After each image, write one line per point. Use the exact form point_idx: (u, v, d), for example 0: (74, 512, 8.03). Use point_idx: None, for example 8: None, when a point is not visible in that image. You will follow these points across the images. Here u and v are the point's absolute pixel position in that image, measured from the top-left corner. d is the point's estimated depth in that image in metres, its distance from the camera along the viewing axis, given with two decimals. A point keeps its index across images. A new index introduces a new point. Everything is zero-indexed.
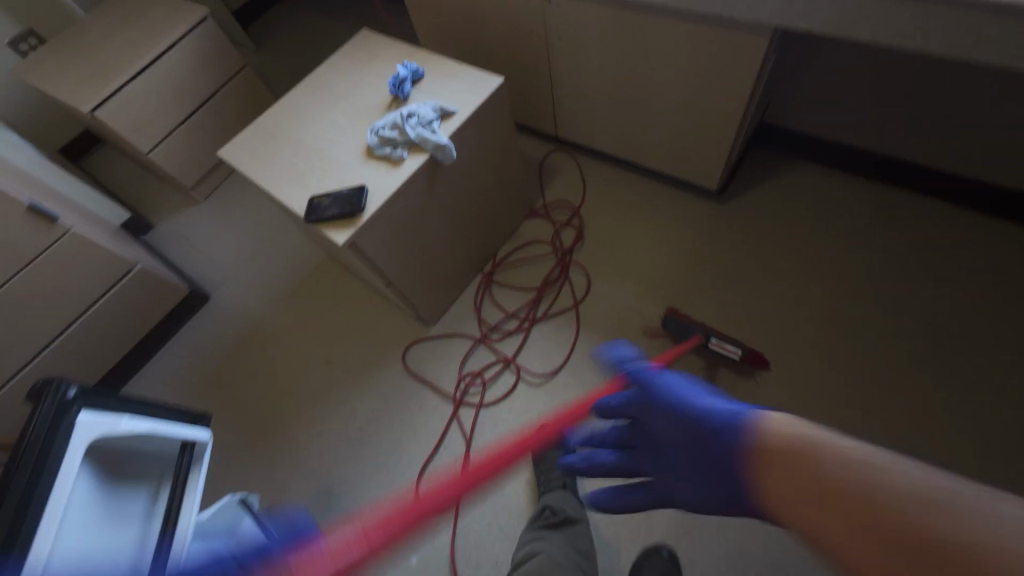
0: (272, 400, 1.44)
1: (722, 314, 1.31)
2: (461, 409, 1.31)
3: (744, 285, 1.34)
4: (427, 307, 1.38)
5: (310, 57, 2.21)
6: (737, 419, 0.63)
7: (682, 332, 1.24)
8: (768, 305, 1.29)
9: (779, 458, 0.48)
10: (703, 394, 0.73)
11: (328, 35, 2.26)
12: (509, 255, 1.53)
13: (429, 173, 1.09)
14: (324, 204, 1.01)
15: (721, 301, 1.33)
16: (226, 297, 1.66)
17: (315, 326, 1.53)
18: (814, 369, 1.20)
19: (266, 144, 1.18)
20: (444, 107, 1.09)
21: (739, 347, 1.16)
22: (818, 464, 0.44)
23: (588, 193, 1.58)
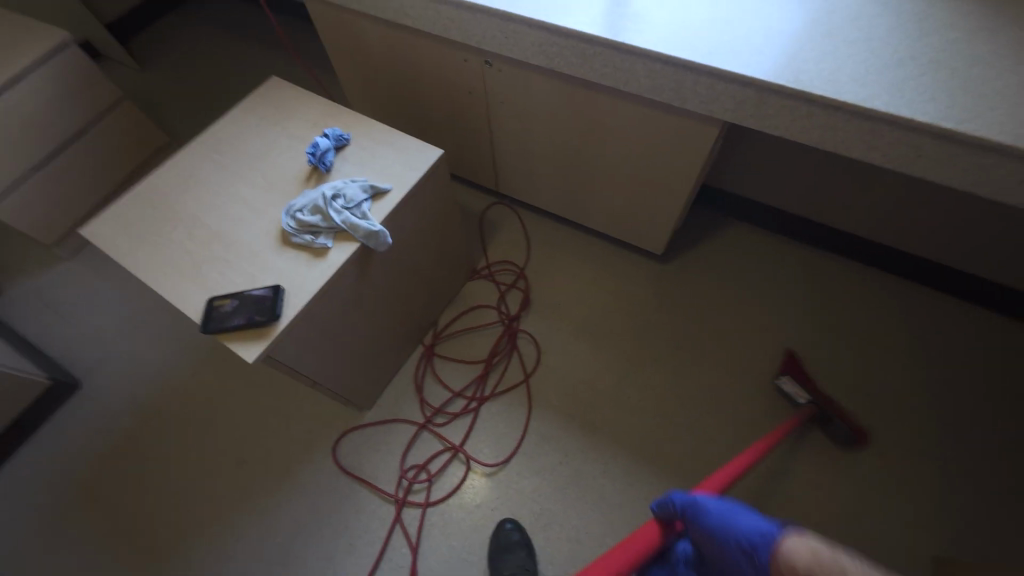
0: (165, 516, 1.18)
1: (674, 384, 1.29)
2: (405, 510, 1.16)
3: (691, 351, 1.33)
4: (360, 394, 1.21)
5: (210, 84, 1.93)
6: (767, 535, 0.69)
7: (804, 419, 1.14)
8: (717, 372, 1.29)
9: None
10: (741, 513, 0.74)
11: (232, 60, 2.00)
12: (452, 323, 1.41)
13: (360, 261, 0.94)
14: (226, 312, 0.82)
15: (671, 369, 1.31)
16: (100, 385, 1.35)
17: (222, 418, 1.29)
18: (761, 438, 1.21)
19: (147, 223, 0.95)
20: (376, 185, 0.95)
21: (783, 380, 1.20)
22: None
23: (531, 252, 1.51)
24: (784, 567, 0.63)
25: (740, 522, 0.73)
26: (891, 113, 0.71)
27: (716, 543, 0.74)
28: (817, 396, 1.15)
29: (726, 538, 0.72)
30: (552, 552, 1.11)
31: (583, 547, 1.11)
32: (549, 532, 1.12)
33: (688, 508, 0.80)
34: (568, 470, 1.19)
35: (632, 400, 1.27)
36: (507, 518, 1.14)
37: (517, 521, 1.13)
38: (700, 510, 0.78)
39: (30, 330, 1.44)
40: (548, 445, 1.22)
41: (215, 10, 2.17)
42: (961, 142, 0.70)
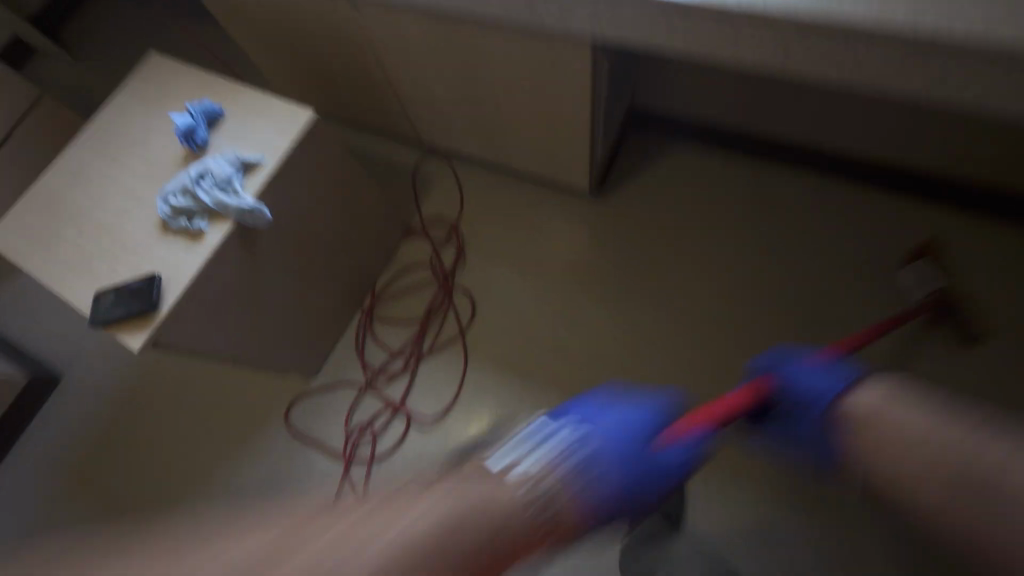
0: (149, 485, 1.31)
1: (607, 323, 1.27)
2: (353, 464, 1.24)
3: (625, 289, 1.30)
4: (299, 362, 1.26)
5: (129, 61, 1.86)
6: (843, 373, 0.75)
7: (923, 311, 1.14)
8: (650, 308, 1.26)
9: (869, 430, 0.68)
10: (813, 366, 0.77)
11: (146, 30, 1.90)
12: (388, 284, 1.41)
13: (245, 239, 0.94)
14: (108, 305, 0.84)
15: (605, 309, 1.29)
16: (76, 375, 1.46)
17: (184, 395, 1.38)
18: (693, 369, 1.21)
19: (39, 224, 0.97)
20: (245, 159, 0.93)
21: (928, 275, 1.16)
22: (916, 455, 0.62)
23: (464, 203, 1.46)
24: (848, 411, 0.71)
25: (811, 375, 0.75)
26: (743, 7, 0.63)
27: (784, 396, 0.76)
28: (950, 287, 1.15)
29: (793, 388, 0.75)
30: None
31: None
32: None
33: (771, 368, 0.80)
34: (503, 416, 1.22)
35: (566, 343, 1.27)
36: (446, 465, 1.20)
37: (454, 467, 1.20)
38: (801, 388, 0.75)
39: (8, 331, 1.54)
40: (484, 394, 1.26)
41: None
42: (822, 36, 0.62)
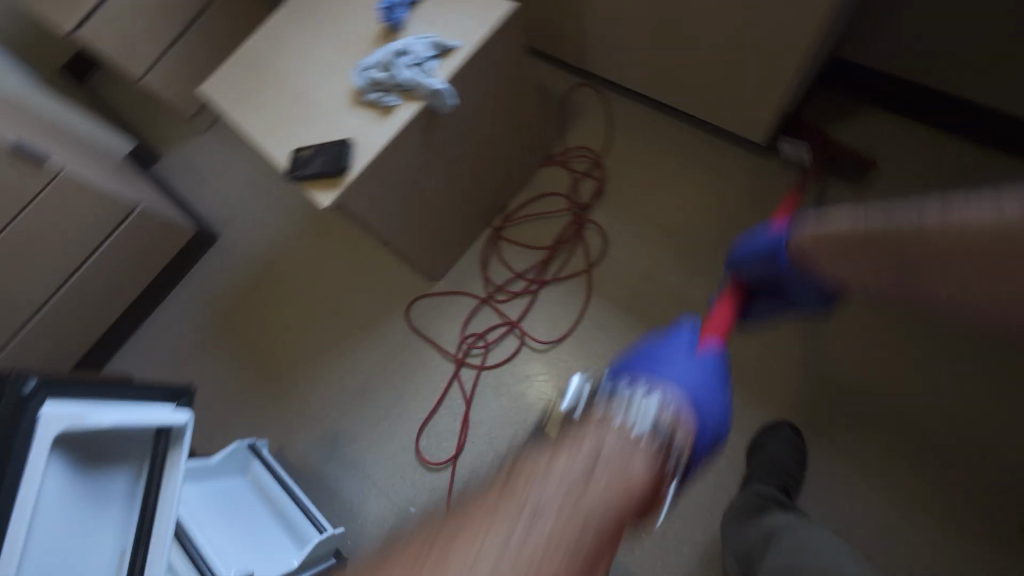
0: (279, 346, 1.46)
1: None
2: (462, 369, 1.30)
3: None
4: (429, 265, 1.31)
5: None
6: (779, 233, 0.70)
7: (852, 160, 1.19)
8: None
9: (820, 245, 0.61)
10: (759, 235, 0.75)
11: None
12: (521, 206, 1.41)
13: (425, 123, 0.95)
14: (305, 160, 0.90)
15: None
16: (233, 240, 1.63)
17: (319, 276, 1.50)
18: (835, 354, 1.14)
19: (246, 82, 1.05)
20: (444, 42, 0.93)
21: (796, 144, 1.21)
22: (889, 227, 0.52)
23: (613, 138, 1.40)
24: (792, 238, 0.67)
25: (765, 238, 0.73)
26: None
27: (757, 266, 0.73)
28: (818, 146, 1.20)
29: (751, 252, 0.74)
30: None
31: None
32: None
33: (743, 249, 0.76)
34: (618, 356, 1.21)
35: (697, 301, 1.21)
36: (551, 390, 1.22)
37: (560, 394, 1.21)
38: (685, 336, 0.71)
39: (184, 191, 1.75)
40: (601, 331, 1.24)
41: None
42: None
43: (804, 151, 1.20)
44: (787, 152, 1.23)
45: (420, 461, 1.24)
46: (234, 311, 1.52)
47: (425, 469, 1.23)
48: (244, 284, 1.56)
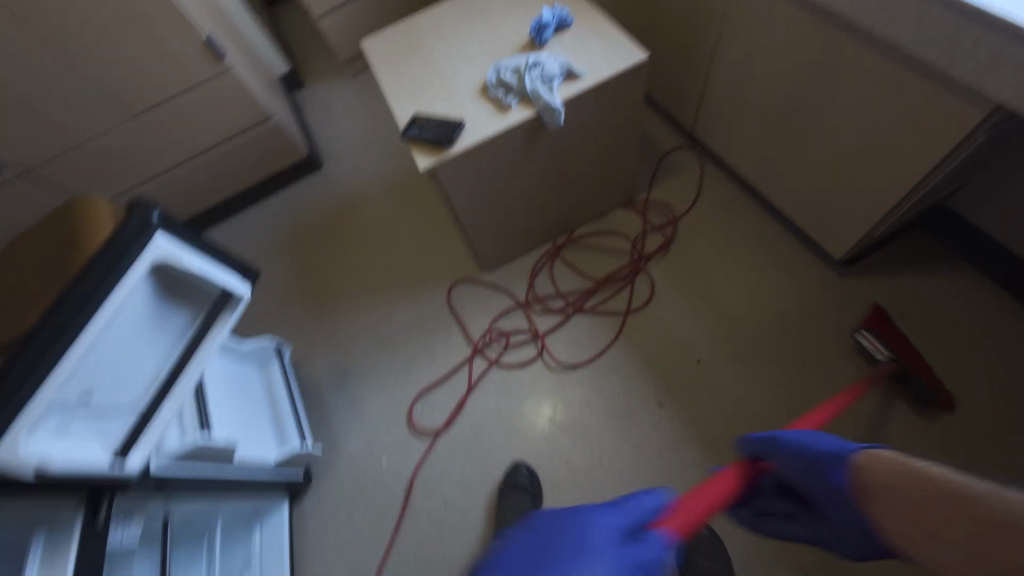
0: (334, 275, 1.60)
1: (776, 394, 1.16)
2: (477, 357, 1.36)
3: (815, 370, 1.16)
4: (485, 255, 1.40)
5: None
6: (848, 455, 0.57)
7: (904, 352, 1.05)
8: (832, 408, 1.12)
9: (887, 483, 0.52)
10: (814, 435, 0.62)
11: None
12: (587, 236, 1.47)
13: (530, 131, 1.05)
14: (423, 126, 1.02)
15: (778, 375, 1.18)
16: (334, 175, 1.82)
17: (393, 230, 1.65)
18: None
19: (401, 48, 1.20)
20: (573, 68, 1.03)
21: (876, 338, 1.09)
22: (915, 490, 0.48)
23: (695, 205, 1.44)
24: (871, 476, 0.54)
25: (820, 441, 0.60)
26: None
27: (799, 464, 0.61)
28: (903, 357, 1.05)
29: (802, 451, 0.61)
30: (572, 455, 1.19)
31: (601, 468, 1.16)
32: (578, 439, 1.20)
33: (765, 441, 0.65)
34: (623, 403, 1.22)
35: (719, 384, 1.20)
36: (549, 408, 1.25)
37: (556, 415, 1.24)
38: (781, 444, 0.63)
39: (313, 120, 1.98)
40: (616, 374, 1.26)
41: None
42: None
43: (889, 361, 1.06)
44: (863, 344, 1.10)
45: (408, 422, 1.31)
46: (311, 233, 1.70)
47: (410, 430, 1.30)
48: (328, 213, 1.73)
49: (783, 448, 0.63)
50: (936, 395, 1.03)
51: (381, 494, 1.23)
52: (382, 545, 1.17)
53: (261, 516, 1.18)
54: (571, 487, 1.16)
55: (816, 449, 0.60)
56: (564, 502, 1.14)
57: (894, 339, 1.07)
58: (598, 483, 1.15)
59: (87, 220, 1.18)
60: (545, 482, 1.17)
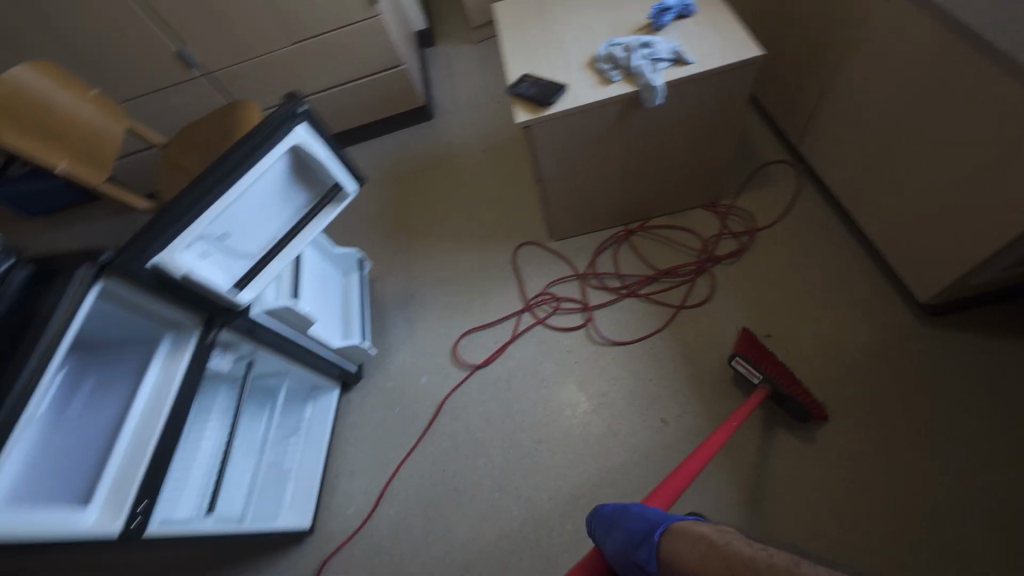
0: (419, 214, 1.77)
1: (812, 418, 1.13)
2: (526, 313, 1.45)
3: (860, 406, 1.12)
4: (557, 222, 1.48)
5: None
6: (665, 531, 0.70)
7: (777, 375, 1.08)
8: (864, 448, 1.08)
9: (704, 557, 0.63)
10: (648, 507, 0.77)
11: None
12: (661, 227, 1.50)
13: (625, 106, 1.10)
14: (527, 85, 1.12)
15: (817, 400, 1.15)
16: (442, 127, 2.00)
17: (479, 186, 1.78)
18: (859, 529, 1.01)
19: (526, 14, 1.31)
20: (682, 53, 1.06)
21: (747, 362, 1.11)
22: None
23: (781, 220, 1.41)
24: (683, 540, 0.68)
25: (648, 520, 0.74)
26: None
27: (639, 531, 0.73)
28: (774, 378, 1.08)
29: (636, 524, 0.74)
30: (589, 420, 1.25)
31: (613, 438, 1.22)
32: (599, 407, 1.26)
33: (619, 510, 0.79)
34: (651, 387, 1.26)
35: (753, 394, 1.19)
36: (580, 373, 1.32)
37: (585, 381, 1.31)
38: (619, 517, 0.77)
39: (434, 76, 2.17)
40: (651, 359, 1.29)
41: None
42: None
43: (760, 382, 1.08)
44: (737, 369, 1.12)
45: (452, 352, 1.44)
46: (409, 174, 1.88)
47: (450, 360, 1.43)
48: (427, 160, 1.91)
49: (616, 524, 0.76)
50: (807, 409, 1.07)
51: (415, 406, 1.38)
52: (405, 447, 1.32)
53: (317, 394, 1.41)
54: (580, 447, 1.22)
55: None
56: (569, 458, 1.21)
57: (764, 362, 1.10)
58: (606, 450, 1.20)
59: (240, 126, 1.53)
60: (560, 436, 1.24)
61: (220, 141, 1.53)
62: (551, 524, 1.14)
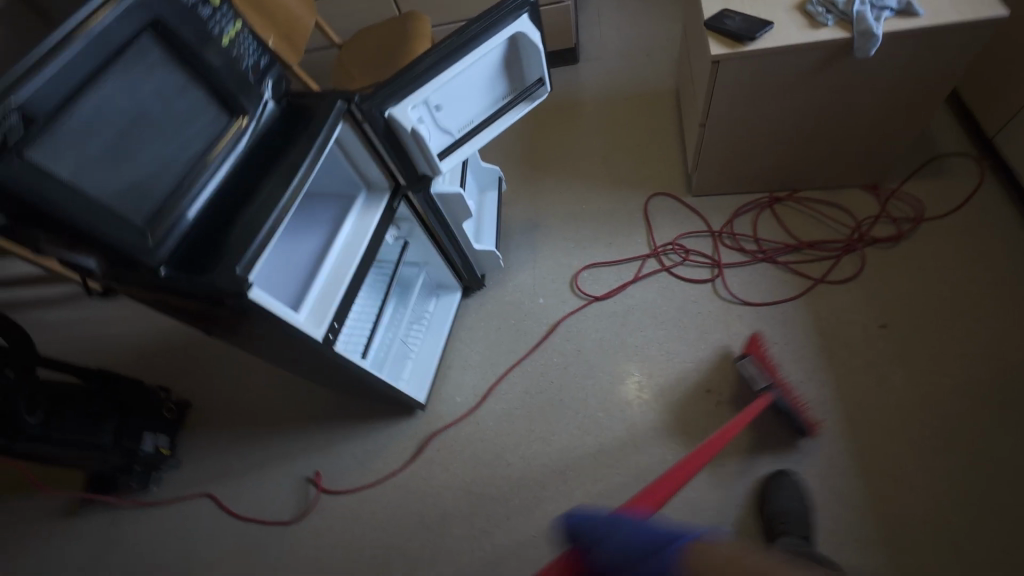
0: (551, 147, 1.80)
1: (944, 411, 1.11)
2: (652, 259, 1.46)
3: (1006, 410, 1.09)
4: (702, 174, 1.47)
5: None
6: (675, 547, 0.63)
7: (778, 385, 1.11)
8: (1002, 447, 1.05)
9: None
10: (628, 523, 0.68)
11: None
12: (809, 200, 1.44)
13: (829, 56, 1.09)
14: (728, 20, 1.13)
15: (960, 396, 1.12)
16: (586, 67, 1.98)
17: (615, 129, 1.78)
18: (983, 520, 1.00)
19: None
20: (907, 5, 1.03)
21: (751, 361, 1.15)
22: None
23: (950, 213, 1.32)
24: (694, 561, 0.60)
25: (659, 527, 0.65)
26: None
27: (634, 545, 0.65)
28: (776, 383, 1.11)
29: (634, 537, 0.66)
30: (705, 367, 1.27)
31: (727, 388, 1.24)
32: (717, 357, 1.28)
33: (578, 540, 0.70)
34: (774, 349, 1.25)
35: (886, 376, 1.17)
36: (701, 324, 1.33)
37: (705, 333, 1.32)
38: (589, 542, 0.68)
39: (582, 18, 2.15)
40: (778, 323, 1.29)
41: None
42: None
43: (765, 384, 1.11)
44: (745, 369, 1.15)
45: (572, 280, 1.49)
46: (546, 108, 1.91)
47: (570, 287, 1.48)
48: (566, 97, 1.92)
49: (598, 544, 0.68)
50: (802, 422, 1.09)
51: (530, 322, 1.45)
52: (517, 356, 1.41)
53: (441, 292, 1.52)
54: (691, 389, 1.26)
55: (652, 534, 0.66)
56: (679, 397, 1.25)
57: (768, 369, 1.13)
58: (717, 397, 1.23)
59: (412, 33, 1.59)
60: (672, 376, 1.28)
61: (394, 46, 1.61)
62: (651, 448, 1.21)
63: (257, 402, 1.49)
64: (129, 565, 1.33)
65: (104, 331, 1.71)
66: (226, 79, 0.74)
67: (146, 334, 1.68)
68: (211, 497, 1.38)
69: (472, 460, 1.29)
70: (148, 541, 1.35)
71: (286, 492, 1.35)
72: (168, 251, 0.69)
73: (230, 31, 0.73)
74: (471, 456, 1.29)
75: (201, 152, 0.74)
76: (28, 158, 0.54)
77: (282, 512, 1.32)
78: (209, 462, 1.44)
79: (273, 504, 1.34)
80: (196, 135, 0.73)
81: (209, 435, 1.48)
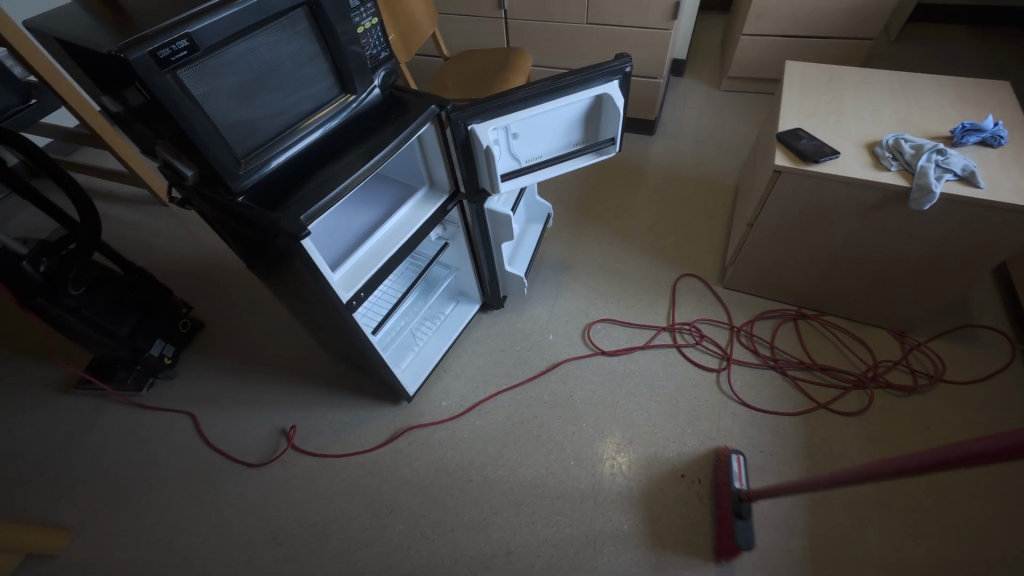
0: (604, 201, 1.89)
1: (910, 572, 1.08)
2: (666, 333, 1.50)
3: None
4: (737, 270, 1.51)
5: (912, 68, 2.16)
6: None
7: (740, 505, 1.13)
8: None
9: None
10: None
11: (949, 70, 2.13)
12: (834, 327, 1.46)
13: (884, 200, 1.14)
14: (798, 139, 1.20)
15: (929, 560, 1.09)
16: (657, 142, 2.09)
17: (668, 205, 1.85)
18: None
19: (816, 83, 1.37)
20: (975, 175, 1.07)
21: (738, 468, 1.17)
22: None
23: (970, 382, 1.31)
24: None
25: None
26: None
27: None
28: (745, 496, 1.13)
29: None
30: (686, 452, 1.28)
31: (701, 477, 1.23)
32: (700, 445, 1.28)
33: None
34: (755, 454, 1.25)
35: (857, 516, 1.16)
36: (693, 409, 1.34)
37: (695, 419, 1.33)
38: None
39: (669, 97, 2.27)
40: (769, 432, 1.29)
41: (991, 39, 2.27)
42: None
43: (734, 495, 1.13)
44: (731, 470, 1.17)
45: (585, 328, 1.53)
46: (611, 167, 2.00)
47: (581, 334, 1.52)
48: (633, 162, 2.01)
49: None
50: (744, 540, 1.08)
51: (533, 353, 1.49)
52: (511, 381, 1.45)
53: (461, 300, 1.58)
54: (666, 467, 1.26)
55: None
56: (652, 472, 1.25)
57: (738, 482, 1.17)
58: (687, 482, 1.23)
59: (511, 75, 1.74)
60: (651, 450, 1.29)
61: (493, 76, 1.75)
62: (609, 513, 1.20)
63: (262, 345, 1.57)
64: (98, 454, 1.39)
65: (157, 239, 1.85)
66: (350, 63, 0.86)
67: (190, 253, 1.81)
68: (191, 418, 1.44)
69: (437, 466, 1.31)
70: (121, 438, 1.42)
71: (259, 436, 1.40)
72: (250, 184, 0.79)
73: (366, 23, 0.85)
74: (437, 461, 1.31)
75: (307, 112, 0.84)
76: (177, 77, 0.64)
77: (249, 454, 1.37)
78: (200, 385, 1.51)
79: (244, 443, 1.39)
80: (309, 98, 0.84)
81: (210, 360, 1.56)
